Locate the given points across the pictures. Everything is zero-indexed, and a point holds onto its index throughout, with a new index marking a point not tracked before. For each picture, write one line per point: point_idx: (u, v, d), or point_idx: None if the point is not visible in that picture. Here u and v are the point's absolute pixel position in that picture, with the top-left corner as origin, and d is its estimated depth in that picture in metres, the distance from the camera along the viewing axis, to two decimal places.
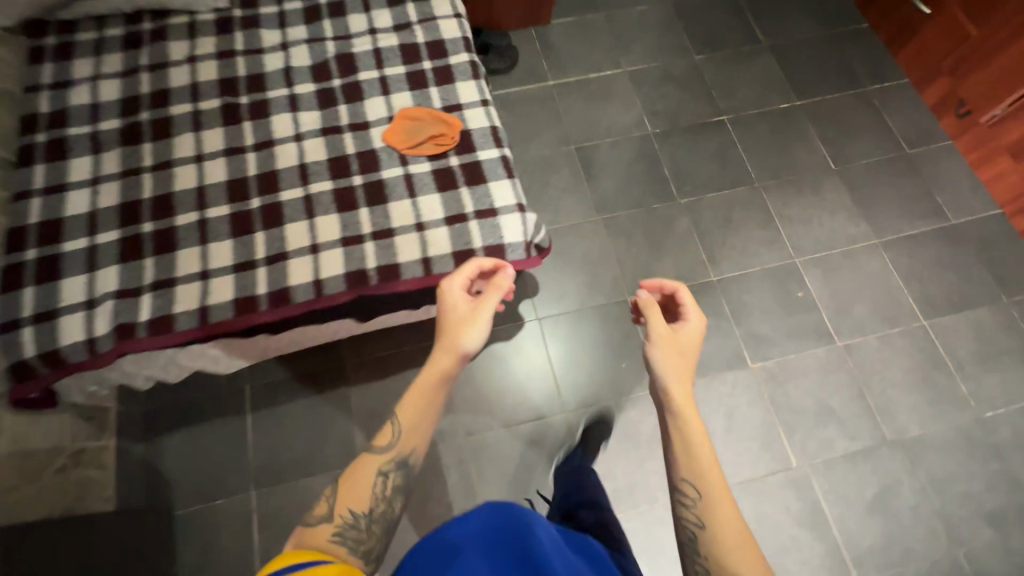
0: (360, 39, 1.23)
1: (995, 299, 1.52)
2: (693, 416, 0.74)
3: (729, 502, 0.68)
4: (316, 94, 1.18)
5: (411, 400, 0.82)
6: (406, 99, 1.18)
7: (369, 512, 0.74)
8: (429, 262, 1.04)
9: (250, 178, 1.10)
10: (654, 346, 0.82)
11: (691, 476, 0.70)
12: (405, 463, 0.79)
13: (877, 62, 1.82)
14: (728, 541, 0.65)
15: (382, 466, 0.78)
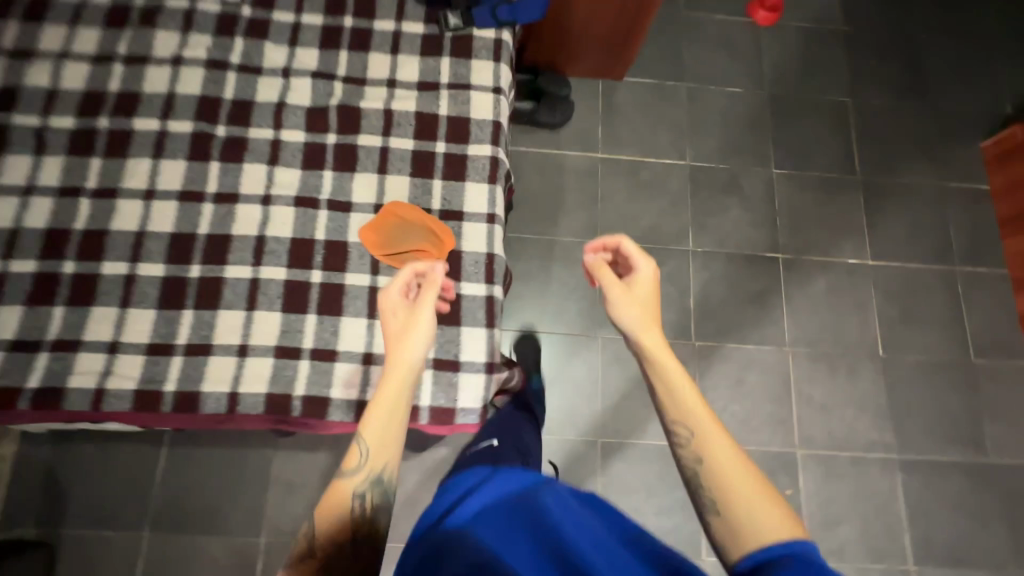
0: (374, 89, 1.05)
1: (1001, 565, 1.31)
2: (668, 360, 0.73)
3: (718, 430, 0.68)
4: (304, 147, 1.02)
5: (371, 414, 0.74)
6: (403, 188, 1.00)
7: (350, 539, 0.68)
8: (365, 406, 0.90)
9: (198, 237, 0.96)
10: (614, 297, 0.81)
11: (679, 417, 0.69)
12: (381, 480, 0.71)
13: (980, 238, 1.54)
14: (728, 468, 0.65)
15: (356, 488, 0.71)
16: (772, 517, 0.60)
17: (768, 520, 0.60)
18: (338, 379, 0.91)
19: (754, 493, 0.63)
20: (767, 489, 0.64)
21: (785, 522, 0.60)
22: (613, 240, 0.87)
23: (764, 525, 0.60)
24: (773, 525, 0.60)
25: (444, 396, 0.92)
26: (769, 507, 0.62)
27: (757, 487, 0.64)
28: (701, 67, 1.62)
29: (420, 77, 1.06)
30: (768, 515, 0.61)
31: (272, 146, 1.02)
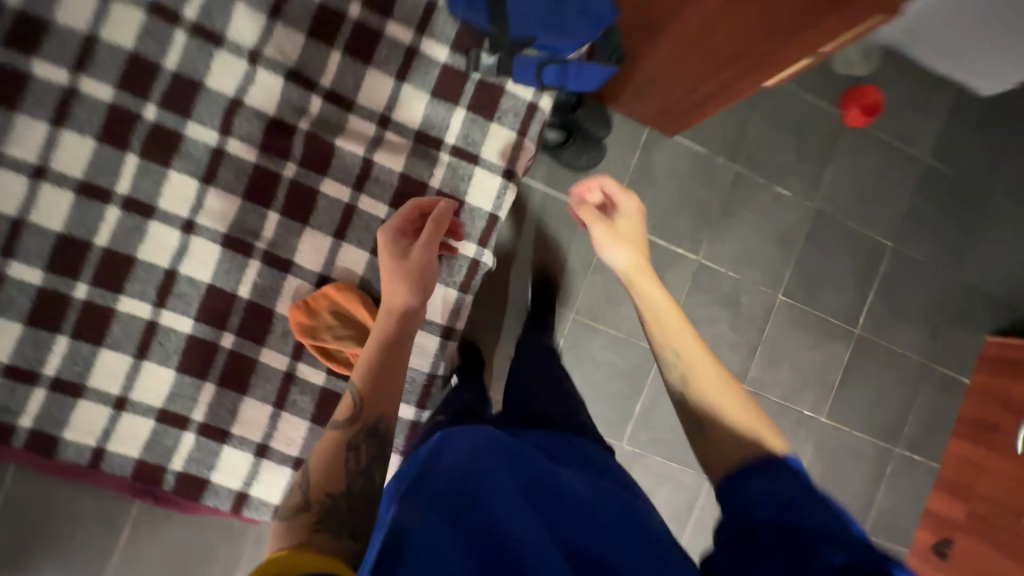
0: (361, 121, 0.82)
1: None
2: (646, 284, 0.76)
3: (695, 352, 0.67)
4: (252, 170, 0.81)
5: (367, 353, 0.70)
6: (359, 265, 0.83)
7: (347, 489, 0.57)
8: (245, 499, 0.82)
9: (92, 249, 0.78)
10: (601, 227, 0.82)
11: (664, 338, 0.69)
12: (378, 432, 0.63)
13: (931, 428, 1.52)
14: (712, 393, 0.63)
15: (348, 438, 0.61)
16: (754, 432, 0.59)
17: (751, 436, 0.58)
18: (222, 464, 0.81)
19: (731, 402, 0.62)
20: (746, 398, 0.63)
21: (767, 439, 0.58)
22: (595, 179, 0.85)
23: (745, 440, 0.58)
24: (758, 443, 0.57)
25: None
26: (751, 414, 0.61)
27: (739, 397, 0.63)
28: (761, 153, 1.39)
29: (423, 125, 0.84)
30: (748, 433, 0.59)
31: (213, 156, 0.80)
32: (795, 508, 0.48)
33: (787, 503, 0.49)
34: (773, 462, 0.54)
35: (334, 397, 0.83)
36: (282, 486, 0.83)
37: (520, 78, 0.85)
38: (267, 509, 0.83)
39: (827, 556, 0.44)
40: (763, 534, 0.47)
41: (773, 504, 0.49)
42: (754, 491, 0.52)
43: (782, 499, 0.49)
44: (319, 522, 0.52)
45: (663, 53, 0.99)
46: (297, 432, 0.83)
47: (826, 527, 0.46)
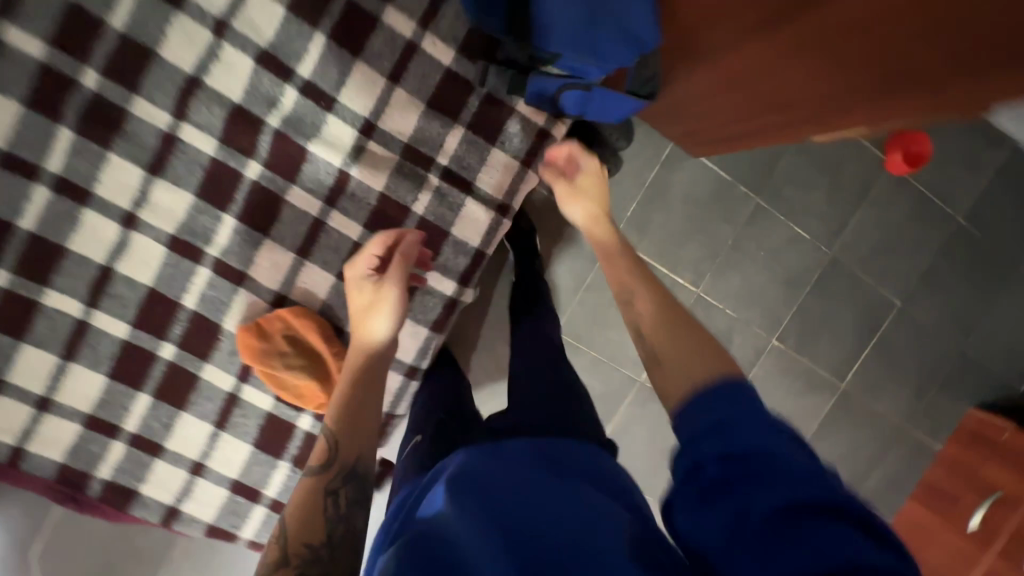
0: (341, 123, 0.70)
1: None
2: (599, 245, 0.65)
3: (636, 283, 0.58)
4: (208, 164, 0.70)
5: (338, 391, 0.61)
6: (323, 287, 0.74)
7: (329, 539, 0.49)
8: (176, 514, 0.78)
9: (14, 233, 0.67)
10: (562, 193, 0.71)
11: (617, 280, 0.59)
12: (356, 471, 0.55)
13: (892, 488, 1.51)
14: (658, 318, 0.52)
15: (321, 482, 0.54)
16: (707, 358, 0.45)
17: (701, 361, 0.45)
18: (153, 477, 0.76)
19: (682, 326, 0.50)
20: (695, 322, 0.52)
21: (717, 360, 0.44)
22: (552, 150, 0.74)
23: (690, 361, 0.45)
24: (704, 362, 0.45)
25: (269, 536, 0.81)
26: (704, 338, 0.48)
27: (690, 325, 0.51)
28: (788, 190, 1.27)
29: (412, 139, 0.72)
30: (702, 358, 0.45)
31: (163, 142, 0.68)
32: (735, 430, 0.38)
33: (721, 432, 0.38)
34: (724, 384, 0.41)
35: (281, 424, 0.77)
36: (217, 506, 0.78)
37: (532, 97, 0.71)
38: (199, 527, 0.78)
39: (769, 495, 0.34)
40: (703, 475, 0.38)
41: (706, 440, 0.38)
42: (686, 430, 0.41)
43: (718, 423, 0.39)
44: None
45: (690, 86, 0.81)
46: (237, 454, 0.77)
47: (775, 453, 0.36)
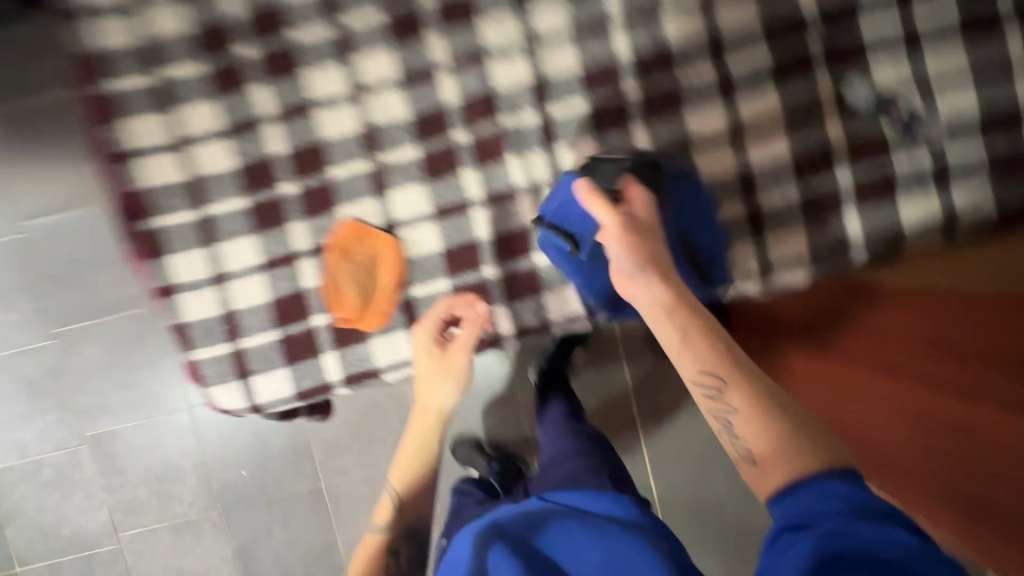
0: (545, 160, 0.81)
1: None
2: (675, 327, 0.64)
3: (738, 359, 0.61)
4: (439, 107, 0.81)
5: (406, 464, 0.87)
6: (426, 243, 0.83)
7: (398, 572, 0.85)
8: (171, 293, 0.83)
9: (282, 36, 0.80)
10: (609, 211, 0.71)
11: (707, 364, 0.60)
12: (416, 530, 0.88)
13: None
14: (769, 415, 0.56)
15: (387, 542, 0.85)
16: (807, 454, 0.52)
17: (806, 461, 0.51)
18: (187, 254, 0.82)
19: (784, 421, 0.55)
20: (802, 416, 0.56)
21: (814, 453, 0.52)
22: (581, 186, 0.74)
23: (799, 462, 0.52)
24: (811, 459, 0.51)
25: (208, 372, 0.83)
26: (805, 432, 0.54)
27: (786, 413, 0.56)
28: None
29: None
30: (806, 450, 0.52)
31: (428, 69, 0.80)
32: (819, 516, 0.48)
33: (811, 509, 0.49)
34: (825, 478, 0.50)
35: (300, 305, 0.82)
36: (202, 315, 0.83)
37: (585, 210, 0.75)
38: (174, 316, 0.83)
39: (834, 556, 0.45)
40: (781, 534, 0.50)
41: (798, 514, 0.49)
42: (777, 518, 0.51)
43: (803, 506, 0.49)
44: None
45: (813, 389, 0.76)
46: (253, 296, 0.83)
47: (863, 525, 0.46)
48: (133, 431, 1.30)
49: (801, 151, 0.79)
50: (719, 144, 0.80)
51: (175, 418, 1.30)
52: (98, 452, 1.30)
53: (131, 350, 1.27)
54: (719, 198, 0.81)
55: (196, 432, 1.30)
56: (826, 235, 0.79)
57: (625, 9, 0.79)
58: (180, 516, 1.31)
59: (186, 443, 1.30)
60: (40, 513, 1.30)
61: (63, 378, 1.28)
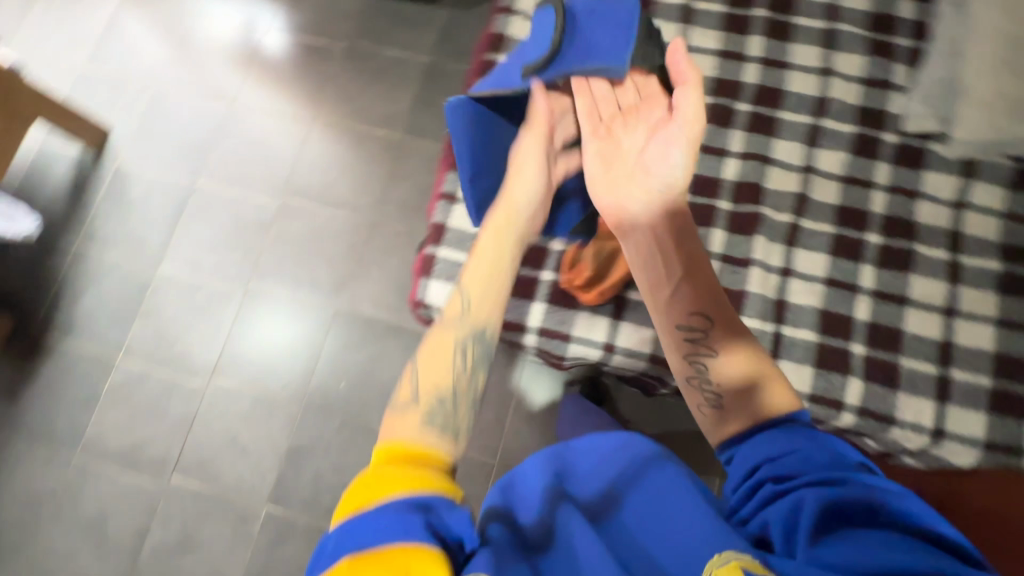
0: (781, 252, 0.96)
1: None
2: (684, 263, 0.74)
3: (728, 310, 0.72)
4: (717, 177, 1.00)
5: (481, 258, 0.69)
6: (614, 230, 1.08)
7: (453, 391, 0.63)
8: (450, 201, 1.02)
9: None
10: (697, 77, 0.75)
11: (698, 306, 0.72)
12: (485, 333, 0.66)
13: None
14: (745, 365, 0.69)
15: (457, 336, 0.66)
16: (774, 404, 0.66)
17: (771, 408, 0.66)
18: None
19: (755, 375, 0.68)
20: (767, 371, 0.70)
21: (778, 400, 0.67)
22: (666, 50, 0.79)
23: (766, 408, 0.66)
24: (774, 406, 0.66)
25: (440, 268, 0.98)
26: (771, 385, 0.68)
27: (757, 364, 0.70)
28: None
29: (791, 306, 0.94)
30: (774, 401, 0.67)
31: (722, 150, 1.01)
32: (804, 467, 0.59)
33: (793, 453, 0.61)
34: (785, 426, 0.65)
35: (538, 258, 0.97)
36: (462, 227, 1.00)
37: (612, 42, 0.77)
38: (442, 217, 1.01)
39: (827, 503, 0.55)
40: (768, 484, 0.60)
41: (776, 463, 0.61)
42: (758, 454, 0.62)
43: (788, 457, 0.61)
44: (428, 418, 0.61)
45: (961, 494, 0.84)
46: None
47: (847, 479, 0.57)
48: (281, 303, 1.44)
49: (1002, 350, 0.89)
50: (931, 311, 0.92)
51: (320, 311, 1.44)
52: (245, 303, 1.45)
53: (326, 242, 1.48)
54: (916, 352, 0.90)
55: (327, 330, 1.42)
56: (1006, 431, 0.86)
57: (891, 181, 0.98)
58: (268, 392, 1.39)
59: (313, 335, 1.42)
60: (169, 326, 1.43)
61: (263, 235, 1.49)
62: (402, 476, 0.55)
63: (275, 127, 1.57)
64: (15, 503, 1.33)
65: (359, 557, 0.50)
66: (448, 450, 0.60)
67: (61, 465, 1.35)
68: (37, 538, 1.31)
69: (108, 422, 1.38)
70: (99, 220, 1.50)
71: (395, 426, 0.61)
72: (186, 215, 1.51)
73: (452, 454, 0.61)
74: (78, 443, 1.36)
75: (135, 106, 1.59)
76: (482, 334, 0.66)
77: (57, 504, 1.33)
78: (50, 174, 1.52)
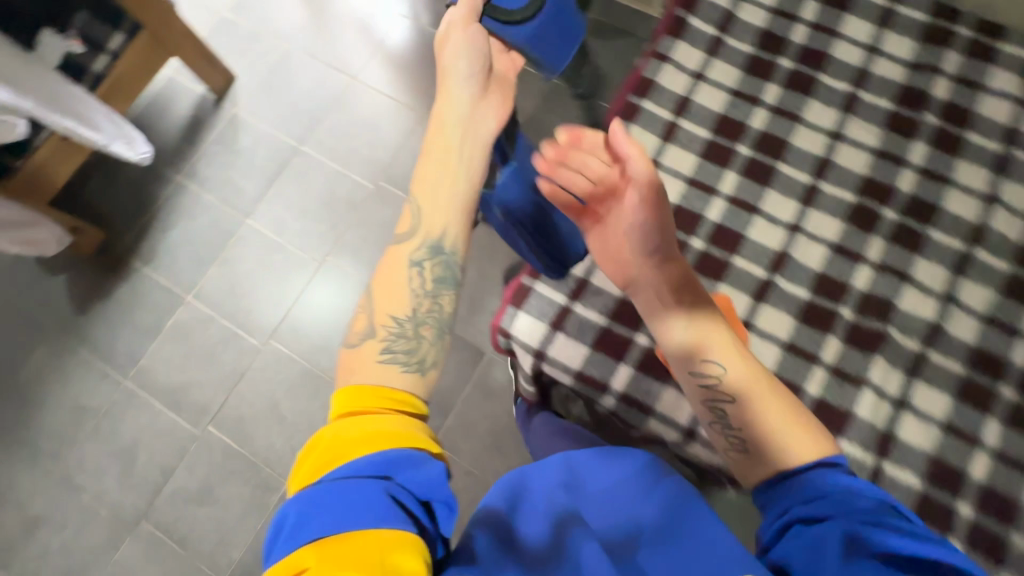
0: (900, 381, 0.88)
1: None
2: (686, 312, 0.76)
3: (738, 352, 0.74)
4: (846, 282, 0.92)
5: (431, 177, 0.74)
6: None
7: (412, 314, 0.69)
8: None
9: (775, 159, 0.99)
10: (640, 152, 0.68)
11: (712, 355, 0.73)
12: (439, 245, 0.72)
13: None
14: (764, 413, 0.69)
15: (412, 254, 0.72)
16: (799, 448, 0.67)
17: (796, 451, 0.67)
18: None
19: (780, 415, 0.69)
20: (793, 410, 0.70)
21: (804, 435, 0.68)
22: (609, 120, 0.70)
23: (790, 449, 0.67)
24: (800, 450, 0.67)
25: (532, 303, 0.94)
26: (797, 424, 0.69)
27: (783, 402, 0.71)
28: None
29: (899, 442, 0.85)
30: (800, 444, 0.67)
31: (858, 255, 0.94)
32: (836, 510, 0.60)
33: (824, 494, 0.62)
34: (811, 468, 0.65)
35: (636, 318, 0.92)
36: None
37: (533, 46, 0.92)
38: None
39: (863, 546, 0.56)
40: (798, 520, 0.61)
41: (807, 503, 0.62)
42: (791, 495, 0.64)
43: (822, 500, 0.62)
44: (385, 349, 0.67)
45: None
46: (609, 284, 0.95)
47: (881, 525, 0.58)
48: (350, 285, 1.44)
49: None
50: None
51: None
52: (316, 276, 1.45)
53: None
54: None
55: None
56: None
57: None
58: (316, 369, 1.38)
59: None
60: (242, 279, 1.45)
61: (351, 213, 1.50)
62: (361, 407, 0.62)
63: (388, 111, 1.58)
64: (61, 410, 1.37)
65: (325, 545, 0.53)
66: (409, 376, 0.66)
67: (109, 388, 1.39)
68: (71, 452, 1.35)
69: (161, 357, 1.40)
70: (205, 160, 1.55)
71: (359, 360, 0.67)
72: (285, 175, 1.53)
73: (416, 382, 0.66)
74: (129, 371, 1.39)
75: (264, 60, 1.63)
76: (436, 253, 0.72)
77: (97, 424, 1.36)
78: (172, 108, 1.58)
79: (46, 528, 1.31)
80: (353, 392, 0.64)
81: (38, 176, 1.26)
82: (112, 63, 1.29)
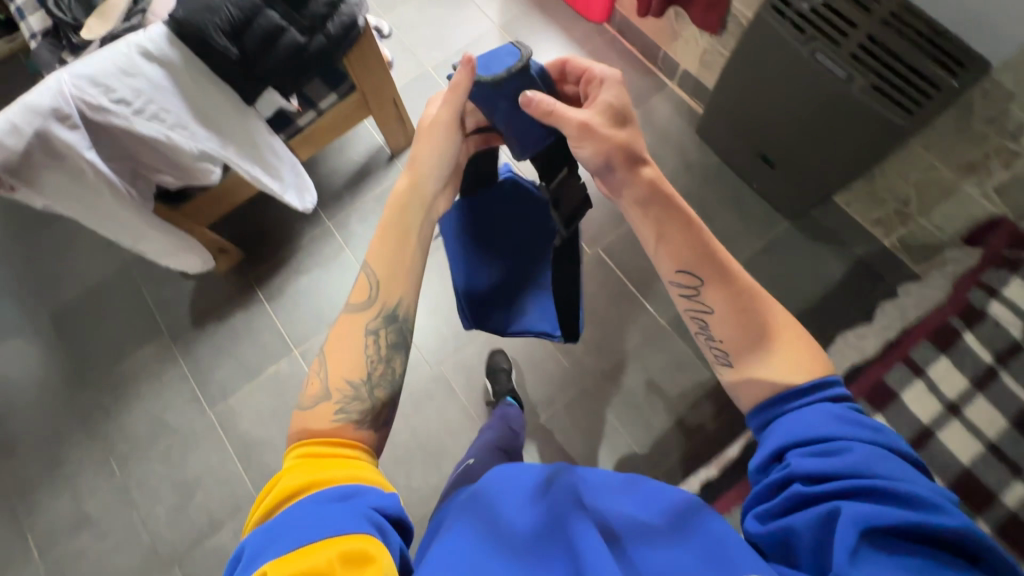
0: None
1: None
2: (654, 228, 0.62)
3: (714, 256, 0.60)
4: None
5: (387, 238, 0.65)
6: (467, 278, 0.91)
7: (368, 379, 0.61)
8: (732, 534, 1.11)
9: None
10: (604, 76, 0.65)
11: (687, 265, 0.60)
12: (394, 314, 0.64)
13: None
14: (743, 331, 0.58)
15: (366, 322, 0.63)
16: (791, 364, 0.55)
17: (788, 367, 0.55)
18: None
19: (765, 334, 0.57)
20: (779, 327, 0.57)
21: (795, 355, 0.55)
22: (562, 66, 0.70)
23: (776, 366, 0.55)
24: (791, 368, 0.55)
25: None
26: (785, 338, 0.56)
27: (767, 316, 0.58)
28: None
29: None
30: (790, 358, 0.55)
31: None
32: (836, 459, 0.46)
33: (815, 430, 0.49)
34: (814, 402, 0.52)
35: None
36: None
37: (505, 121, 0.68)
38: None
39: (868, 521, 0.41)
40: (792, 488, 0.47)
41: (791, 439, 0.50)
42: (779, 437, 0.51)
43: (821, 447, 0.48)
44: (341, 411, 0.58)
45: None
46: None
47: (885, 468, 0.45)
48: (453, 406, 1.34)
49: None
50: None
51: None
52: (424, 381, 1.36)
53: (528, 378, 1.34)
54: None
55: None
56: None
57: None
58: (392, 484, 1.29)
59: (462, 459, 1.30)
60: None
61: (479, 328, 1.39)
62: (321, 450, 0.54)
63: None
64: (145, 418, 1.37)
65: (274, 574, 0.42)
66: (360, 435, 0.57)
67: (195, 414, 1.37)
68: (140, 464, 1.34)
69: (252, 403, 1.37)
70: (359, 215, 1.50)
71: (308, 427, 0.57)
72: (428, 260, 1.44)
73: (369, 439, 0.59)
74: (219, 404, 1.37)
75: None
76: (387, 317, 0.64)
77: (173, 446, 1.35)
78: (348, 151, 1.55)
79: (92, 532, 1.30)
80: (306, 453, 0.54)
81: (211, 203, 1.24)
82: (316, 119, 1.26)
